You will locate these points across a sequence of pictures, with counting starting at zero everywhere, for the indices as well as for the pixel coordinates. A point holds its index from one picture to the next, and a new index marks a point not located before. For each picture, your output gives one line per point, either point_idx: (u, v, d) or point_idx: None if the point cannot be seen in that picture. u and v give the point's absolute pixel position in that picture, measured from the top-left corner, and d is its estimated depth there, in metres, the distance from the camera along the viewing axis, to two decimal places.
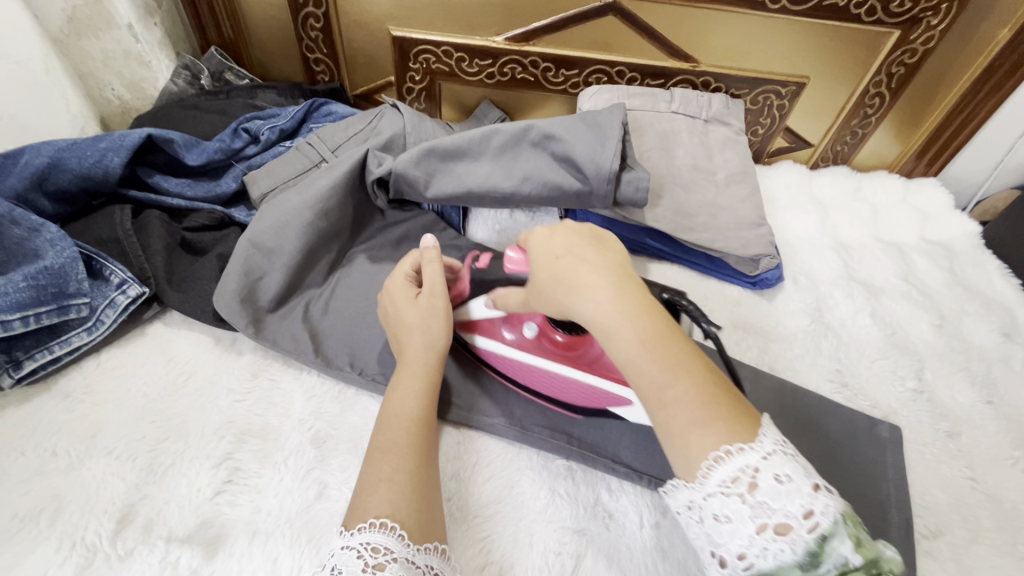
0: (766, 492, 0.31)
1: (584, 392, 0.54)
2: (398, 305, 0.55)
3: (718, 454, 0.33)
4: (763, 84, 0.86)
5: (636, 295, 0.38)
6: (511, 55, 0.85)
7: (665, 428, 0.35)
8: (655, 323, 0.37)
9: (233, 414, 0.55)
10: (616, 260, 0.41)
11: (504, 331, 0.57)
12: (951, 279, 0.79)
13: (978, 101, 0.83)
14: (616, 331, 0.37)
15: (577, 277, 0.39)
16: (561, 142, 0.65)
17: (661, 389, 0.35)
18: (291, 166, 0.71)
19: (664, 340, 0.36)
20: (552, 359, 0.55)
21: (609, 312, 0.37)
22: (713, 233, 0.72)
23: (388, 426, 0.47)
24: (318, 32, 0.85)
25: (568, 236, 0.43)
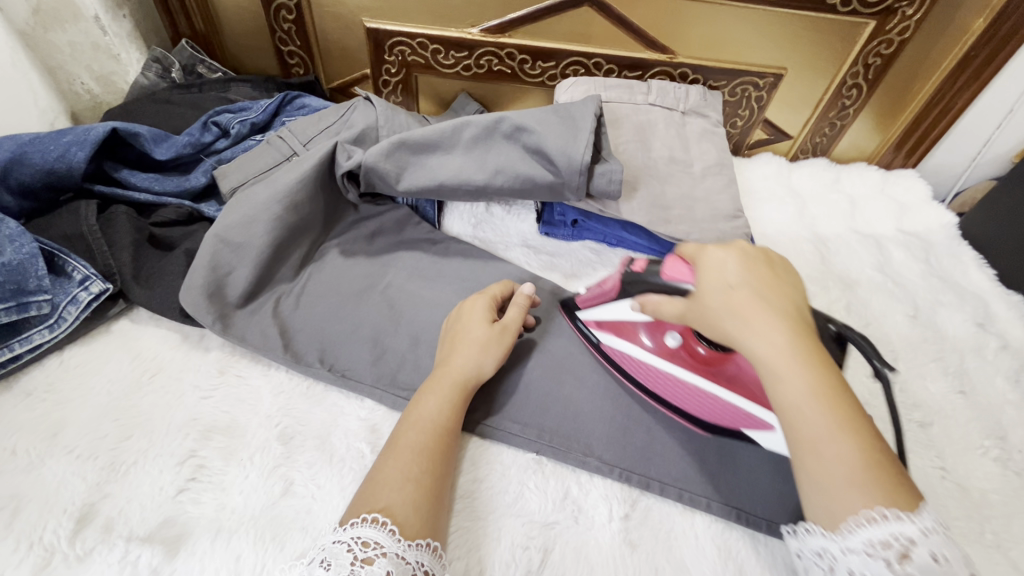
0: (917, 568, 0.32)
1: (718, 407, 0.55)
2: (472, 321, 0.57)
3: (870, 516, 0.34)
4: (740, 76, 0.86)
5: (811, 345, 0.40)
6: (487, 47, 0.84)
7: (817, 478, 0.36)
8: (827, 377, 0.38)
9: (199, 411, 0.54)
10: (793, 303, 0.43)
11: (642, 335, 0.58)
12: (927, 270, 0.79)
13: (954, 92, 0.83)
14: (787, 373, 0.38)
15: (750, 314, 0.41)
16: (533, 134, 0.64)
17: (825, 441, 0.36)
18: (262, 159, 0.70)
19: (834, 395, 0.37)
20: (688, 370, 0.56)
21: (784, 356, 0.39)
22: (689, 226, 0.72)
23: (417, 428, 0.48)
24: (291, 24, 0.84)
25: (744, 265, 0.44)
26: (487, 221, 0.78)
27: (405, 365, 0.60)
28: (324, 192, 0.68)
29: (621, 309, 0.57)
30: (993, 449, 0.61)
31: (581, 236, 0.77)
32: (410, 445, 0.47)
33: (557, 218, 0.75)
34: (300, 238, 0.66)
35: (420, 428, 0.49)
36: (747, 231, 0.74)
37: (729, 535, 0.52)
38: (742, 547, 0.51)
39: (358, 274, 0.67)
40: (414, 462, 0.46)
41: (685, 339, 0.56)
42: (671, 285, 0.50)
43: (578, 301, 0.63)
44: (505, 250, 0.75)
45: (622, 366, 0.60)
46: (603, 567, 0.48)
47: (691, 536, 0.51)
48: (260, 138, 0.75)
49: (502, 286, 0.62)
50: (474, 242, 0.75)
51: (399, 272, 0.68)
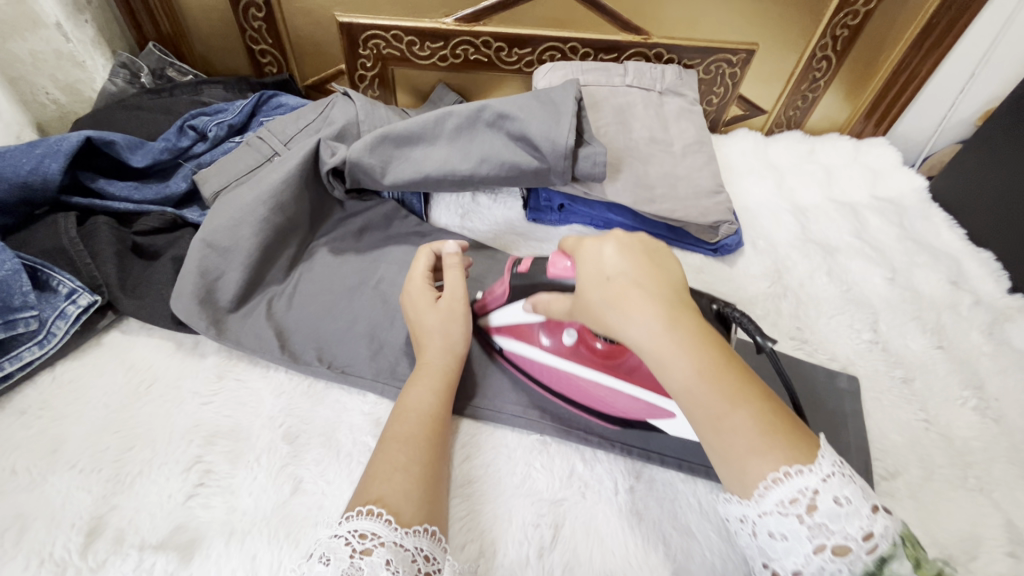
0: (824, 514, 0.35)
1: (618, 399, 0.54)
2: (419, 308, 0.57)
3: (777, 475, 0.35)
4: (713, 53, 0.87)
5: (686, 320, 0.40)
6: (462, 36, 0.84)
7: (721, 452, 0.38)
8: (709, 350, 0.39)
9: (201, 417, 0.54)
10: (668, 282, 0.43)
11: (542, 337, 0.57)
12: (901, 233, 0.82)
13: (919, 59, 0.86)
14: (668, 361, 0.39)
15: (625, 302, 0.41)
16: (514, 120, 0.65)
17: (719, 418, 0.37)
18: (243, 161, 0.69)
19: (716, 368, 0.38)
20: (590, 367, 0.55)
21: (661, 340, 0.39)
22: (673, 203, 0.74)
23: (407, 420, 0.49)
24: (261, 22, 0.82)
25: (618, 256, 0.44)
26: (474, 211, 0.78)
27: (404, 358, 0.60)
28: (311, 190, 0.68)
29: (515, 312, 0.56)
30: (972, 398, 0.64)
31: (568, 220, 0.77)
32: (405, 437, 0.48)
33: (544, 204, 0.76)
34: (286, 240, 0.65)
35: (410, 420, 0.49)
36: (730, 205, 0.75)
37: None
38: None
39: (350, 271, 0.67)
40: (408, 453, 0.46)
41: (583, 334, 0.55)
42: (560, 283, 0.50)
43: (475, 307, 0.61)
44: (494, 238, 0.76)
45: (529, 371, 0.59)
46: (613, 538, 0.50)
47: (695, 501, 0.53)
48: (238, 140, 0.73)
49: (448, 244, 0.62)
50: (462, 233, 0.75)
51: (390, 265, 0.69)
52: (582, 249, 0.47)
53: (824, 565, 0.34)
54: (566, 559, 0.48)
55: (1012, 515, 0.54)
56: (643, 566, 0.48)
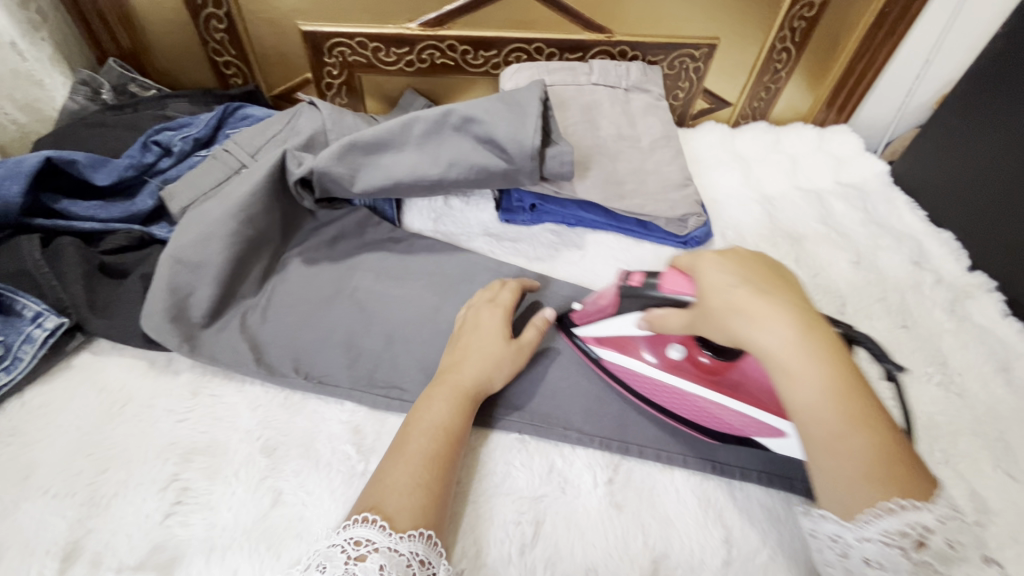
0: (931, 554, 0.37)
1: (726, 415, 0.55)
2: (484, 328, 0.58)
3: (885, 505, 0.37)
4: (676, 49, 0.89)
5: (817, 336, 0.41)
6: (427, 41, 0.84)
7: (831, 473, 0.39)
8: (840, 370, 0.40)
9: (177, 435, 0.54)
10: (801, 300, 0.43)
11: (644, 350, 0.58)
12: (865, 218, 0.84)
13: (875, 46, 0.89)
14: (796, 375, 0.40)
15: (753, 311, 0.42)
16: (482, 124, 0.65)
17: (838, 440, 0.38)
18: (210, 175, 0.69)
19: (846, 388, 0.39)
20: (692, 381, 0.55)
21: (788, 352, 0.40)
22: (642, 199, 0.75)
23: (423, 436, 0.49)
24: (223, 33, 0.81)
25: (737, 271, 0.45)
26: (447, 215, 0.78)
27: (381, 365, 0.61)
28: (280, 200, 0.67)
29: (625, 323, 0.57)
30: (936, 374, 0.66)
31: (541, 219, 0.78)
32: (417, 452, 0.47)
33: (516, 204, 0.77)
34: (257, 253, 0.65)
35: (423, 435, 0.49)
36: (697, 198, 0.77)
37: (707, 485, 0.55)
38: (720, 491, 0.55)
39: (324, 280, 0.67)
40: (418, 467, 0.46)
41: (691, 352, 0.55)
42: (672, 297, 0.50)
43: (574, 318, 0.62)
44: (468, 241, 0.76)
45: (627, 382, 0.59)
46: (593, 531, 0.51)
47: (673, 490, 0.54)
48: (204, 153, 0.73)
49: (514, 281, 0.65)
50: (437, 237, 0.75)
51: (365, 273, 0.69)
52: (700, 260, 0.47)
53: None
54: (548, 554, 0.49)
55: (975, 485, 0.57)
56: (623, 557, 0.49)
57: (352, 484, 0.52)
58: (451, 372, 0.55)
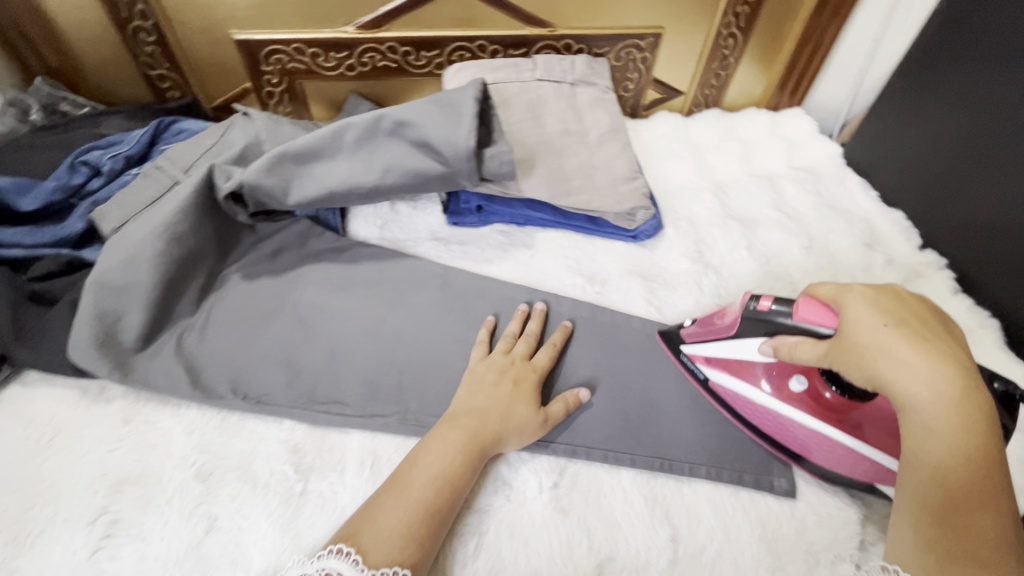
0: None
1: (840, 454, 0.53)
2: (497, 378, 0.56)
3: None
4: (622, 40, 0.88)
5: (975, 398, 0.39)
6: (366, 44, 0.82)
7: (930, 540, 0.39)
8: (982, 442, 0.38)
9: (108, 465, 0.52)
10: (963, 355, 0.41)
11: (763, 377, 0.56)
12: (818, 201, 0.84)
13: (821, 27, 0.89)
14: (937, 431, 0.39)
15: (897, 358, 0.40)
16: (415, 128, 0.64)
17: (960, 514, 0.38)
18: (142, 194, 0.66)
19: (981, 462, 0.38)
20: (815, 417, 0.53)
21: (937, 412, 0.39)
22: (589, 194, 0.74)
23: (428, 482, 0.47)
24: (153, 46, 0.80)
25: (896, 312, 0.43)
26: (393, 220, 0.76)
27: (323, 380, 0.59)
28: (213, 216, 0.66)
29: (744, 349, 0.55)
30: None
31: (489, 221, 0.76)
32: (417, 499, 0.46)
33: (463, 206, 0.75)
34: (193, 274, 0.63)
35: (428, 480, 0.47)
36: (646, 190, 0.76)
37: (654, 483, 0.54)
38: (668, 488, 0.54)
39: (264, 295, 0.66)
40: (413, 514, 0.45)
41: (815, 384, 0.54)
42: (804, 326, 0.48)
43: (682, 333, 0.61)
44: (414, 246, 0.74)
45: (733, 405, 0.58)
46: (537, 538, 0.50)
47: (620, 490, 0.54)
48: (136, 171, 0.71)
49: (538, 320, 0.64)
50: (383, 244, 0.74)
51: (307, 286, 0.67)
52: (851, 294, 0.45)
53: None
54: (490, 565, 0.48)
55: None
56: (567, 562, 0.49)
57: (290, 505, 0.51)
58: (467, 418, 0.52)
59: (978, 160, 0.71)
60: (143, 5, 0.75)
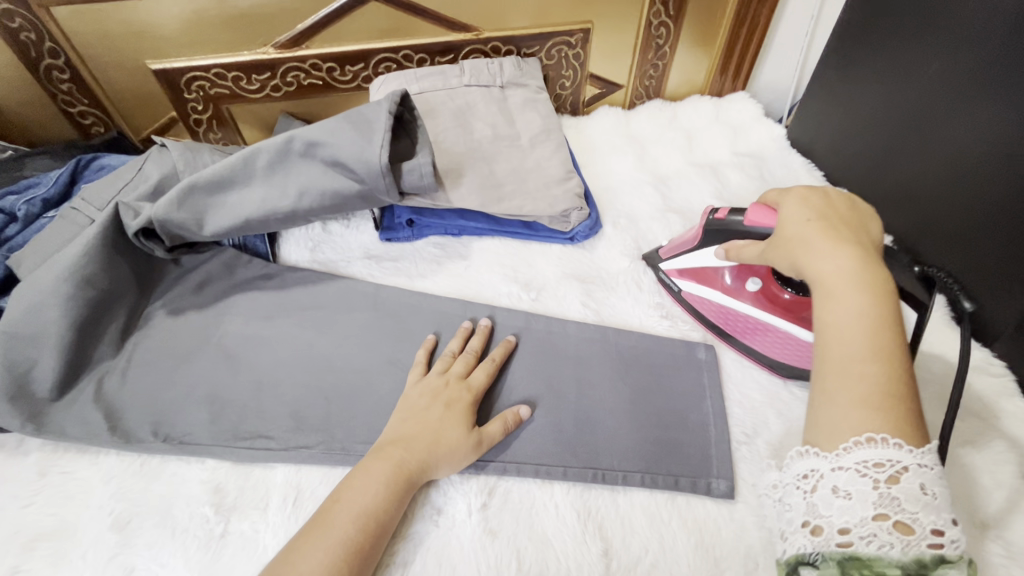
0: (903, 490, 0.35)
1: (788, 344, 0.60)
2: (428, 398, 0.54)
3: (870, 436, 0.36)
4: (551, 38, 0.86)
5: (877, 271, 0.41)
6: (287, 63, 0.81)
7: (831, 394, 0.39)
8: (880, 304, 0.40)
9: (21, 522, 0.51)
10: (868, 239, 0.45)
11: (725, 280, 0.63)
12: (762, 186, 0.82)
13: (755, 8, 0.87)
14: (840, 295, 0.41)
15: (812, 239, 0.44)
16: (327, 147, 0.62)
17: (856, 362, 0.39)
18: (58, 235, 0.65)
19: (883, 321, 0.39)
20: (765, 310, 0.61)
21: (843, 278, 0.41)
22: (521, 199, 0.73)
23: (351, 520, 0.45)
24: (69, 84, 0.78)
25: (819, 206, 0.47)
26: (325, 241, 0.75)
27: (247, 414, 0.58)
28: (129, 253, 0.64)
29: (706, 254, 0.62)
30: None
31: (423, 234, 0.75)
32: (339, 539, 0.44)
33: (396, 221, 0.74)
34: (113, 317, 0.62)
35: (350, 518, 0.45)
36: (580, 190, 0.74)
37: (589, 495, 0.53)
38: (602, 498, 0.53)
39: (188, 331, 0.64)
40: (334, 555, 0.43)
41: (768, 285, 0.61)
42: (756, 230, 0.53)
43: (663, 254, 0.68)
44: (346, 266, 0.72)
45: (701, 311, 0.65)
46: (465, 564, 0.48)
47: (552, 506, 0.52)
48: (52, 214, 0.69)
49: (481, 338, 0.62)
50: (313, 267, 0.72)
51: (233, 317, 0.65)
52: (789, 195, 0.50)
53: (876, 532, 0.35)
54: None
55: None
56: None
57: (209, 549, 0.49)
58: (395, 448, 0.50)
59: (915, 133, 0.70)
60: (51, 44, 0.73)
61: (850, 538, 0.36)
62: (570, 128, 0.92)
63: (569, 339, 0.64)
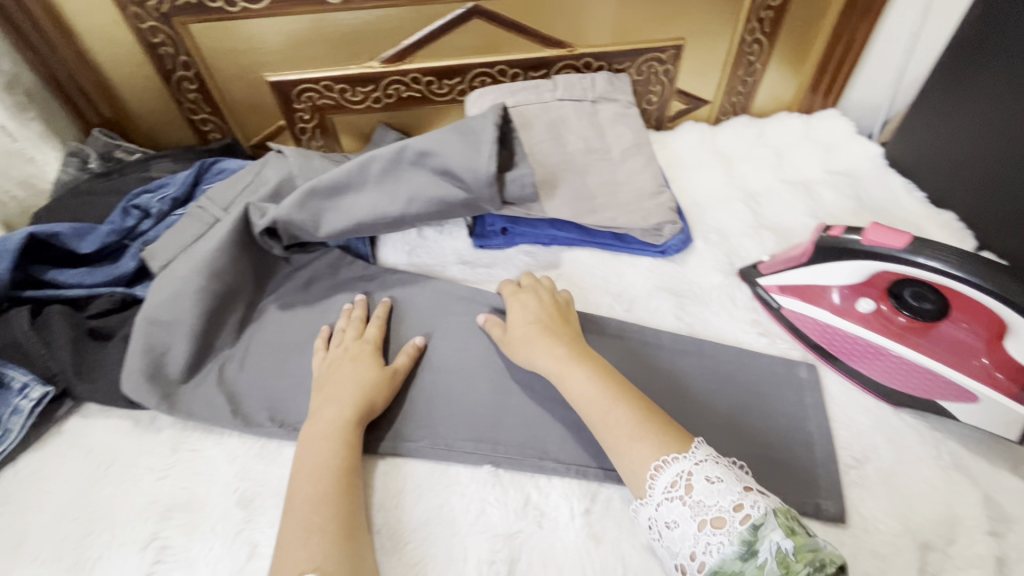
0: (699, 491, 0.42)
1: (904, 368, 0.59)
2: (331, 362, 0.60)
3: (659, 463, 0.45)
4: (642, 54, 0.87)
5: (565, 351, 0.56)
6: (391, 76, 0.85)
7: (616, 447, 0.48)
8: (597, 372, 0.53)
9: (157, 492, 0.55)
10: (570, 331, 0.59)
11: (833, 298, 0.64)
12: (858, 206, 0.80)
13: (853, 24, 0.85)
14: (569, 376, 0.54)
15: (533, 341, 0.58)
16: (437, 156, 0.65)
17: (607, 411, 0.50)
18: (187, 231, 0.70)
19: (608, 381, 0.52)
20: (878, 332, 0.61)
21: (563, 359, 0.55)
22: (614, 211, 0.74)
23: (308, 478, 0.49)
24: (196, 93, 0.86)
25: (527, 306, 0.62)
26: (421, 246, 0.78)
27: None
28: (250, 250, 0.69)
29: (816, 272, 0.63)
30: None
31: (514, 242, 0.77)
32: (306, 497, 0.48)
33: (489, 228, 0.76)
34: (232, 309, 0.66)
35: (308, 477, 0.50)
36: (672, 204, 0.75)
37: None
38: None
39: (299, 325, 0.68)
40: (306, 508, 0.47)
41: (881, 306, 0.62)
42: (874, 249, 0.56)
43: (759, 268, 0.69)
44: (442, 271, 0.75)
45: (805, 329, 0.64)
46: (570, 566, 0.49)
47: None
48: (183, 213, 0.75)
49: (362, 306, 0.67)
50: (411, 270, 0.75)
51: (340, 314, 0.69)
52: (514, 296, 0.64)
53: (709, 541, 0.41)
54: None
55: (990, 490, 0.52)
56: None
57: None
58: (326, 410, 0.55)
59: None
60: (185, 57, 0.81)
61: (700, 559, 0.41)
62: (655, 142, 0.93)
63: (664, 352, 0.64)
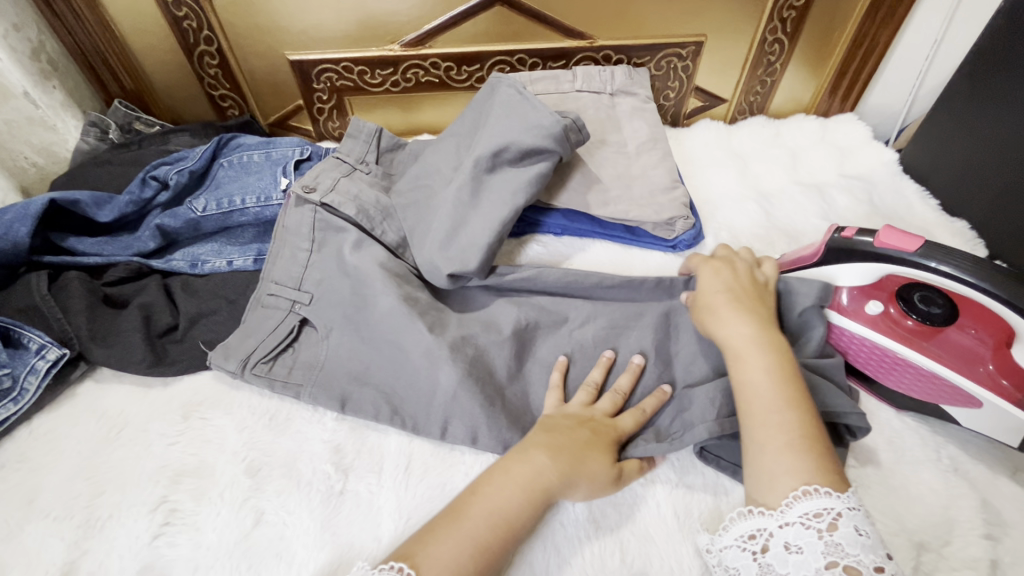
0: (843, 535, 0.39)
1: (913, 374, 0.58)
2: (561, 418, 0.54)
3: (805, 489, 0.41)
4: (662, 50, 0.87)
5: (771, 335, 0.51)
6: (410, 60, 0.85)
7: (761, 449, 0.45)
8: (787, 365, 0.49)
9: (167, 458, 0.56)
10: (766, 307, 0.55)
11: (844, 300, 0.62)
12: (870, 211, 0.80)
13: (877, 29, 0.85)
14: (746, 356, 0.50)
15: (719, 310, 0.54)
16: (510, 147, 0.67)
17: (772, 412, 0.46)
18: (265, 323, 0.63)
19: (783, 379, 0.48)
20: (888, 335, 0.60)
21: (747, 340, 0.51)
22: (627, 204, 0.74)
23: (482, 517, 0.45)
24: (216, 69, 0.87)
25: (722, 278, 0.58)
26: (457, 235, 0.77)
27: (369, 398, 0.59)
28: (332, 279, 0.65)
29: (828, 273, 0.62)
30: None
31: (526, 231, 0.77)
32: (470, 534, 0.44)
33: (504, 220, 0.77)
34: (360, 386, 0.59)
35: (481, 514, 0.45)
36: (685, 200, 0.75)
37: (689, 497, 0.53)
38: (701, 479, 0.54)
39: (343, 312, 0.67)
40: (465, 552, 0.43)
41: (890, 309, 0.62)
42: (885, 251, 0.56)
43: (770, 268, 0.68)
44: None
45: None
46: (569, 549, 0.49)
47: (653, 505, 0.52)
48: (199, 207, 0.73)
49: (625, 375, 0.58)
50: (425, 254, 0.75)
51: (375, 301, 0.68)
52: (704, 268, 0.60)
53: None
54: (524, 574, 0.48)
55: (988, 495, 0.52)
56: None
57: (331, 504, 0.52)
58: (532, 454, 0.49)
59: None
60: (208, 31, 0.81)
61: None
62: (671, 139, 0.93)
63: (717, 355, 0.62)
